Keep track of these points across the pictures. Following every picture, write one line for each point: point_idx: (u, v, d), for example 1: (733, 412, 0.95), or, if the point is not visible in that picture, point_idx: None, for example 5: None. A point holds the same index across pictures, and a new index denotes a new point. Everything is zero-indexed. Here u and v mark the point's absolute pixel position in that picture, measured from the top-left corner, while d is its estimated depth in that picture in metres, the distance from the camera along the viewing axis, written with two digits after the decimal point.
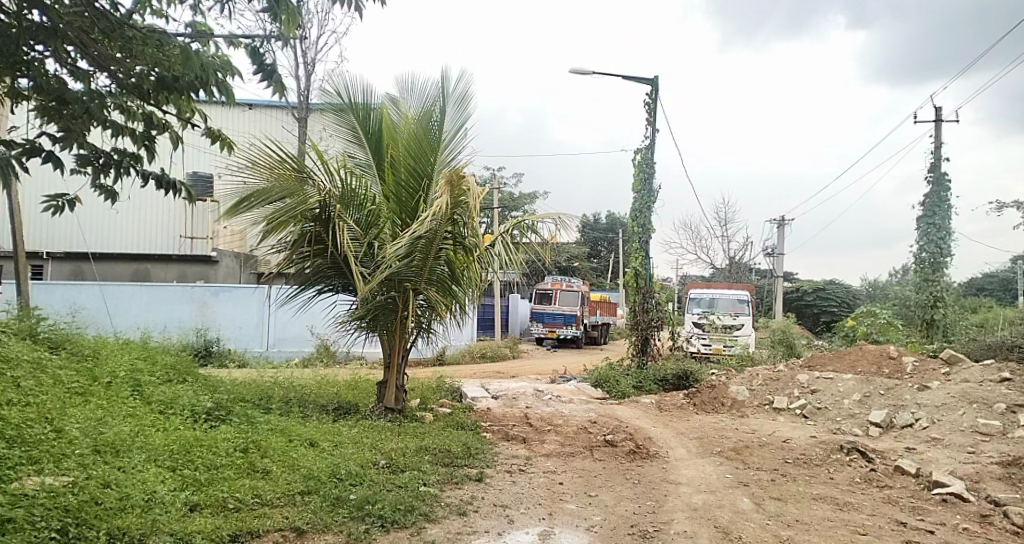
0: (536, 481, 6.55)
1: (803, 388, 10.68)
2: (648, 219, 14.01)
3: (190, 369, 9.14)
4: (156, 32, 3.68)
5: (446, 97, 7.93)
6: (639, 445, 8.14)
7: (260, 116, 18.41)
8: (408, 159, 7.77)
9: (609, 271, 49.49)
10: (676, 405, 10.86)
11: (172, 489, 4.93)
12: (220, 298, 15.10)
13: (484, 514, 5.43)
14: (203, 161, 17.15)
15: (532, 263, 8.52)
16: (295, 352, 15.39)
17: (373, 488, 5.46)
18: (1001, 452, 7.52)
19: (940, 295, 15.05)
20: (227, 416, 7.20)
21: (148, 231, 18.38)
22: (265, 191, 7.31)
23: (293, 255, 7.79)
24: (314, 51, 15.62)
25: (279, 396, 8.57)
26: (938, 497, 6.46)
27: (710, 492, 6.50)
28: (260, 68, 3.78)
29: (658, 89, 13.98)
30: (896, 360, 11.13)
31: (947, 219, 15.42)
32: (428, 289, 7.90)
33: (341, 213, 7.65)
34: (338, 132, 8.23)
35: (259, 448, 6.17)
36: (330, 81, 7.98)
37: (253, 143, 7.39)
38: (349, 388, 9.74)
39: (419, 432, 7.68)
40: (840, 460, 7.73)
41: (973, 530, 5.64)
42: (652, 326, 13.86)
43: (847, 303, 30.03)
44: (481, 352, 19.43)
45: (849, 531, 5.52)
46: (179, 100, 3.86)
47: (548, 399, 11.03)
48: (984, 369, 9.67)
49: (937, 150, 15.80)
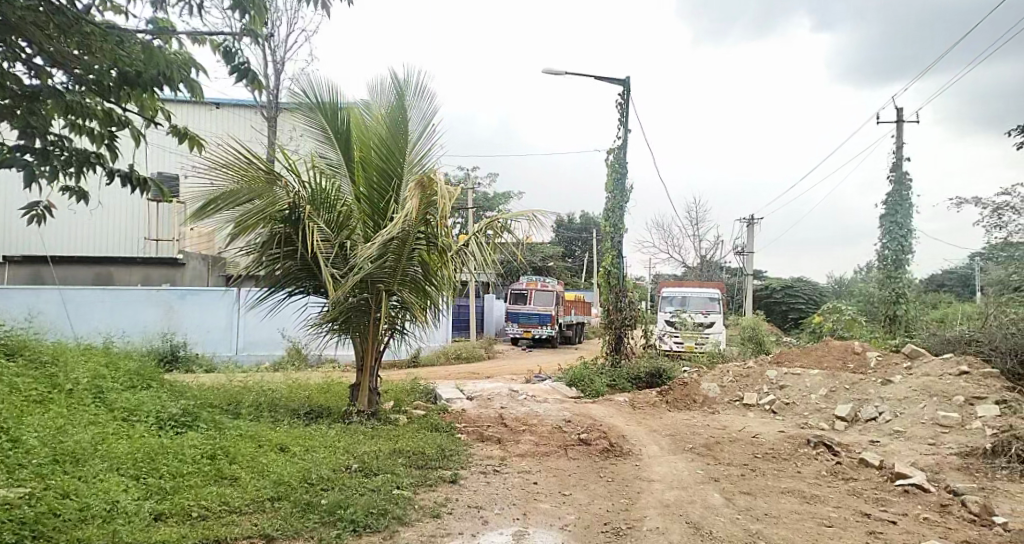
0: (510, 481, 6.58)
1: (772, 384, 10.86)
2: (621, 219, 14.12)
3: (155, 375, 8.99)
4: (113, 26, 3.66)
5: (416, 97, 7.94)
6: (612, 443, 8.21)
7: (228, 116, 18.18)
8: (379, 161, 7.81)
9: (583, 270, 49.89)
10: (648, 402, 10.96)
11: (136, 498, 4.87)
12: (187, 302, 14.90)
13: (458, 515, 5.44)
14: (169, 161, 16.90)
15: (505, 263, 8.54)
16: (265, 356, 15.31)
17: (346, 492, 5.46)
18: (960, 443, 7.74)
19: (902, 292, 15.44)
20: (194, 422, 7.09)
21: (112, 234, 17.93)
22: (233, 192, 7.27)
23: (263, 258, 7.72)
24: (283, 50, 15.46)
25: (249, 401, 8.49)
26: (901, 488, 6.63)
27: (682, 488, 6.60)
28: (234, 69, 3.81)
29: (629, 89, 14.10)
30: (861, 355, 11.38)
31: (908, 217, 15.79)
32: (402, 290, 7.92)
33: (312, 214, 7.61)
34: (309, 133, 8.13)
35: (227, 454, 6.09)
36: (297, 82, 7.90)
37: (220, 143, 7.32)
38: (321, 391, 9.68)
39: (392, 435, 7.67)
40: (808, 454, 7.88)
41: (933, 519, 5.79)
42: (626, 324, 13.99)
43: (814, 300, 30.60)
44: (456, 354, 19.40)
45: (816, 524, 5.64)
46: (140, 96, 3.80)
47: (522, 399, 11.06)
48: (944, 362, 9.90)
49: (898, 150, 16.16)
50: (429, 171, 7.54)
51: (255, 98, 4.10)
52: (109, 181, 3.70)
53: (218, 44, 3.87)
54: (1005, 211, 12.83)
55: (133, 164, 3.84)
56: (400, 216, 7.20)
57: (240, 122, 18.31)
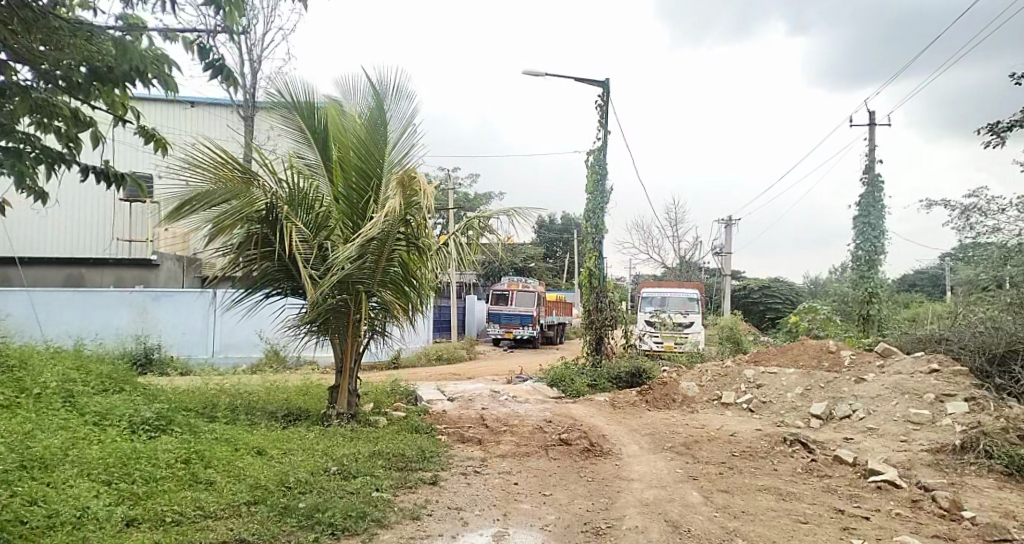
0: (490, 482, 6.58)
1: (749, 383, 10.98)
2: (601, 220, 14.18)
3: (128, 378, 8.87)
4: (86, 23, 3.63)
5: (394, 98, 7.94)
6: (592, 443, 8.25)
7: (204, 115, 17.99)
8: (357, 161, 7.76)
9: (564, 271, 50.13)
10: (628, 402, 11.03)
11: (108, 504, 4.82)
12: (161, 304, 14.72)
13: (438, 517, 5.45)
14: (142, 161, 16.69)
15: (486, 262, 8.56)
16: (244, 358, 15.14)
17: (324, 495, 5.44)
18: (931, 440, 7.89)
19: (875, 291, 15.72)
20: (168, 426, 7.02)
21: (82, 233, 17.62)
22: (209, 193, 7.21)
23: (240, 258, 7.64)
24: (260, 48, 15.33)
25: (225, 404, 8.40)
26: (873, 484, 6.73)
27: (661, 487, 6.65)
28: (210, 65, 3.80)
29: (609, 90, 14.18)
30: (836, 354, 11.54)
31: (881, 218, 16.04)
32: (382, 291, 7.90)
33: (290, 214, 7.55)
34: (285, 132, 8.10)
35: (201, 458, 6.03)
36: (273, 83, 7.85)
37: (194, 143, 7.26)
38: (299, 393, 9.62)
39: (372, 437, 7.65)
40: (784, 451, 7.98)
41: (905, 515, 5.90)
42: (606, 325, 14.06)
43: (790, 300, 30.98)
44: (437, 355, 19.36)
45: (791, 520, 5.72)
46: (109, 92, 3.76)
47: (503, 399, 11.08)
48: (915, 360, 10.06)
49: (871, 153, 16.39)
50: (408, 171, 7.57)
51: (231, 96, 4.08)
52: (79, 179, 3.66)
53: (193, 42, 3.86)
54: (974, 213, 13.07)
55: (105, 161, 3.79)
56: (381, 214, 7.17)
57: (216, 121, 18.12)
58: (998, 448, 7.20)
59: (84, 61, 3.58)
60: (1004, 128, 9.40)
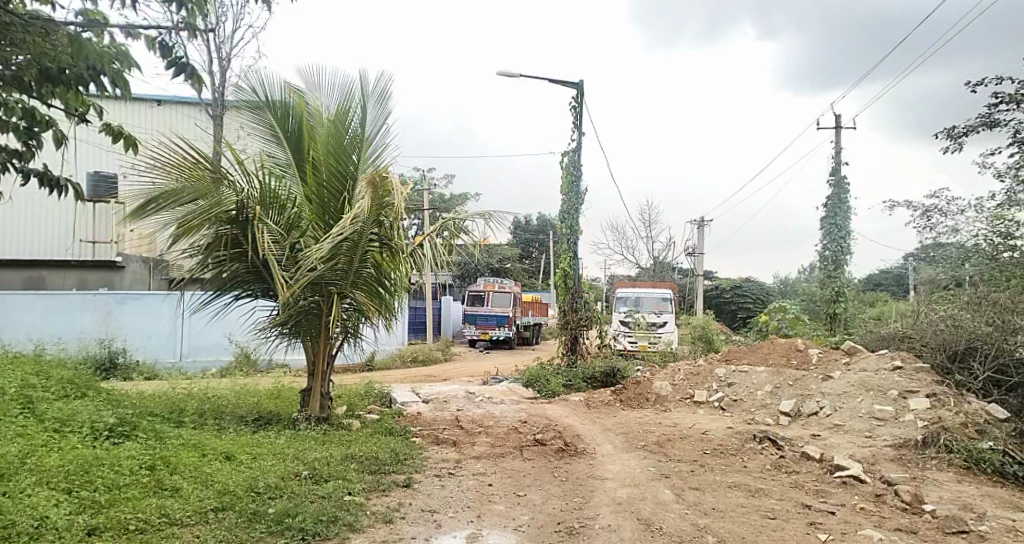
0: (465, 483, 6.59)
1: (721, 382, 11.12)
2: (576, 221, 14.25)
3: (91, 383, 8.71)
4: (40, 19, 3.52)
5: (371, 98, 7.98)
6: (567, 443, 8.29)
7: (172, 113, 17.75)
8: (330, 159, 7.68)
9: (541, 271, 50.26)
10: (603, 401, 11.11)
11: (68, 513, 4.73)
12: (125, 307, 14.45)
13: (411, 520, 5.44)
14: (105, 160, 16.38)
15: (463, 263, 8.53)
16: (213, 361, 15.03)
17: (294, 500, 5.39)
18: (894, 435, 8.07)
19: (841, 290, 16.05)
20: (132, 432, 6.90)
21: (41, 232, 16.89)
22: (174, 192, 7.11)
23: (209, 259, 7.56)
24: (229, 46, 15.15)
25: (193, 408, 8.29)
26: (839, 479, 6.86)
27: (633, 486, 6.69)
28: (171, 63, 3.76)
29: (583, 92, 14.27)
30: (804, 352, 11.75)
31: (847, 219, 16.35)
32: (354, 292, 7.82)
33: (261, 215, 7.48)
34: (255, 131, 8.01)
35: (167, 464, 5.95)
36: (245, 77, 7.74)
37: (161, 141, 7.15)
38: (271, 397, 9.53)
39: (345, 440, 7.60)
40: (754, 448, 8.10)
41: (869, 509, 6.02)
42: (581, 325, 14.12)
43: (761, 300, 31.43)
44: (412, 357, 19.28)
45: (760, 516, 5.81)
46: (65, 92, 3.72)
47: (479, 400, 11.09)
48: (879, 357, 10.27)
49: (837, 155, 16.70)
50: (381, 171, 7.54)
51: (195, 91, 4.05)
52: (21, 182, 3.67)
53: (153, 41, 3.82)
54: (935, 213, 13.38)
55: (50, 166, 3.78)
56: (354, 213, 7.12)
57: (184, 119, 17.87)
58: (957, 442, 7.45)
59: (36, 59, 3.50)
60: (961, 134, 9.64)
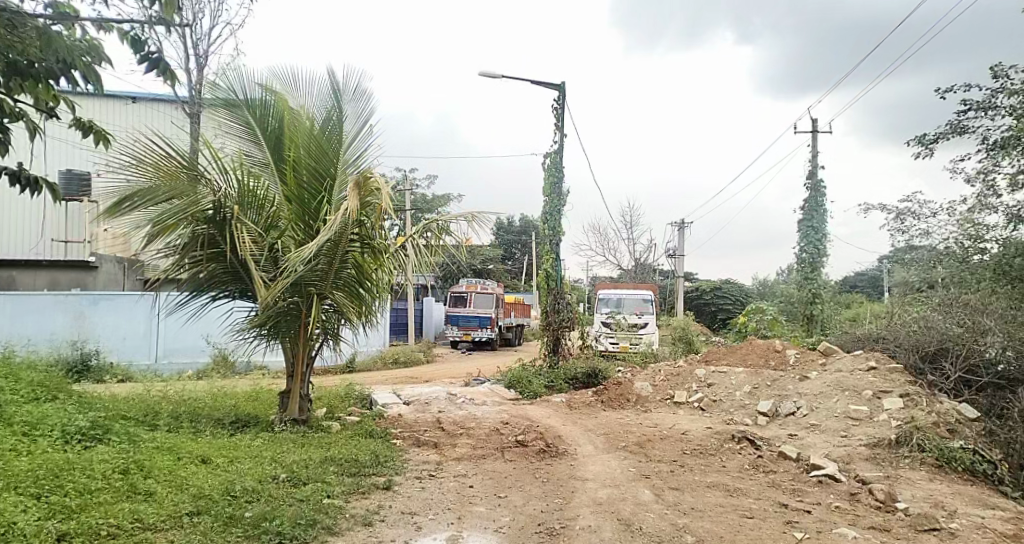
0: (446, 485, 6.57)
1: (700, 382, 11.19)
2: (558, 222, 14.28)
3: (61, 386, 8.55)
4: (6, 10, 3.45)
5: (351, 98, 7.93)
6: (548, 444, 8.29)
7: (147, 111, 17.55)
8: (309, 161, 7.65)
9: (523, 272, 50.36)
10: (585, 402, 11.14)
11: (37, 518, 4.65)
12: (99, 309, 14.24)
13: (391, 522, 5.42)
14: (77, 158, 16.19)
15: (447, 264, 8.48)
16: (189, 363, 14.86)
17: (271, 504, 5.35)
18: (869, 435, 8.17)
19: (818, 292, 16.27)
20: (105, 435, 6.80)
21: (9, 231, 16.84)
22: (150, 190, 7.02)
23: (185, 259, 7.47)
24: (206, 43, 14.99)
25: (168, 411, 8.18)
26: (815, 479, 6.94)
27: (614, 486, 6.72)
28: (142, 57, 3.75)
29: (564, 95, 14.32)
30: (781, 353, 11.86)
31: (824, 222, 16.53)
32: (335, 293, 7.79)
33: (239, 215, 7.42)
34: (230, 129, 7.87)
35: (141, 468, 5.86)
36: (221, 75, 7.66)
37: (136, 138, 7.06)
38: (248, 400, 9.43)
39: (324, 442, 7.55)
40: (732, 448, 8.16)
41: (844, 508, 6.09)
42: (563, 326, 14.14)
43: (740, 301, 31.71)
44: (393, 358, 19.17)
45: (738, 515, 5.86)
46: (33, 85, 3.63)
47: (460, 402, 11.06)
48: (854, 358, 10.39)
49: (814, 158, 16.90)
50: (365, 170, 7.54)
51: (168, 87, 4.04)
52: None
53: (125, 34, 3.82)
54: (908, 216, 13.58)
55: (22, 162, 3.68)
56: (337, 214, 7.08)
57: (160, 117, 17.68)
58: (929, 442, 7.56)
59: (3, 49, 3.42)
60: (932, 141, 9.79)
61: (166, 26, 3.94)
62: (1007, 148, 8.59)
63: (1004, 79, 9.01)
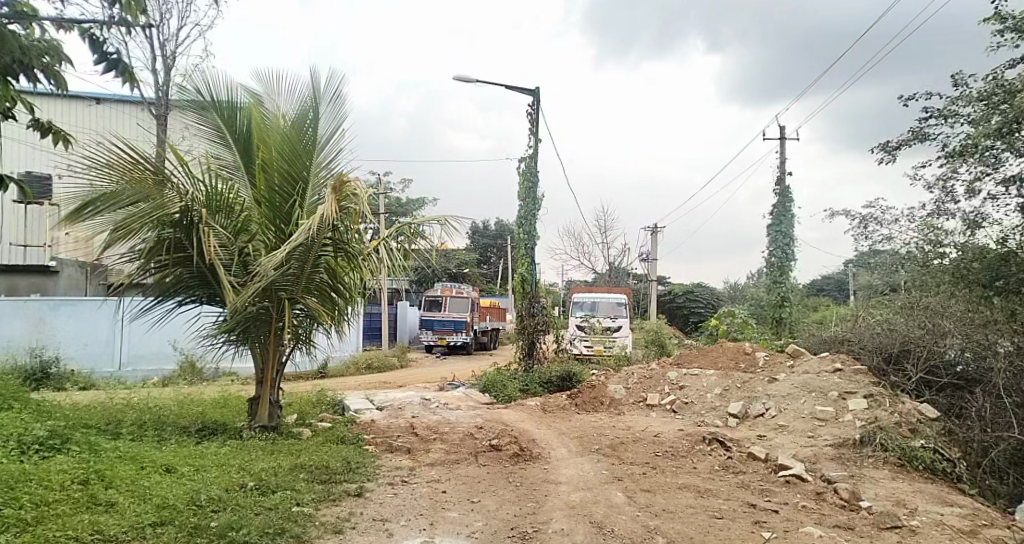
0: (418, 491, 6.53)
1: (672, 385, 11.28)
2: (534, 226, 14.29)
3: (20, 395, 8.33)
4: None
5: (326, 100, 7.85)
6: (522, 448, 8.29)
7: (111, 112, 17.24)
8: (282, 164, 7.54)
9: (498, 276, 50.40)
10: (559, 406, 11.15)
11: None
12: (60, 315, 13.90)
13: (362, 530, 5.37)
14: (37, 158, 15.86)
15: (422, 268, 8.39)
16: (154, 370, 14.61)
17: (238, 513, 5.27)
18: (835, 435, 8.30)
19: (786, 295, 16.54)
20: (64, 445, 6.64)
21: None
22: (115, 194, 6.89)
23: (150, 264, 7.35)
24: (174, 44, 14.76)
25: (132, 420, 8.02)
26: (783, 479, 7.03)
27: (587, 489, 6.75)
28: (104, 57, 3.78)
29: (538, 99, 14.36)
30: (752, 356, 12.02)
31: (792, 227, 16.80)
32: (307, 298, 7.71)
33: (207, 218, 7.31)
34: (200, 131, 7.79)
35: (102, 478, 5.74)
36: (189, 77, 7.56)
37: (99, 140, 6.93)
38: (216, 407, 9.29)
39: (294, 449, 7.47)
40: (703, 450, 8.23)
41: (810, 507, 6.18)
42: (538, 330, 14.15)
43: (712, 304, 32.10)
44: (366, 364, 19.03)
45: (708, 516, 5.92)
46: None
47: (435, 407, 11.02)
48: (821, 359, 10.57)
49: (782, 164, 17.16)
50: (341, 174, 7.49)
51: (134, 88, 3.99)
52: None
53: (84, 33, 3.80)
54: (870, 222, 13.87)
55: None
56: (312, 219, 7.02)
57: (124, 118, 17.38)
58: (891, 441, 7.71)
59: None
60: (895, 147, 9.99)
61: (126, 27, 3.95)
62: (965, 154, 8.78)
63: (963, 88, 9.24)
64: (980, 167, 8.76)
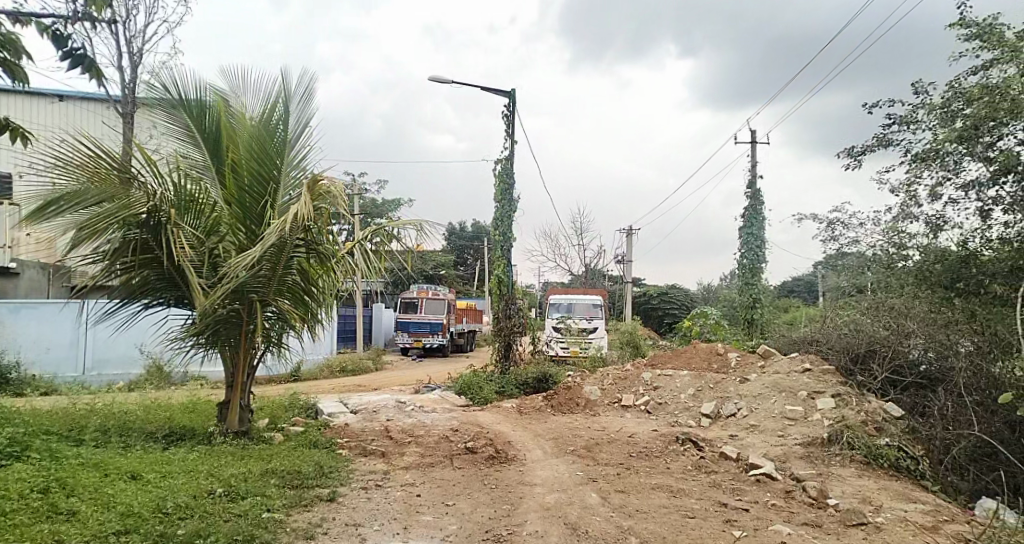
0: (392, 495, 6.49)
1: (647, 386, 11.35)
2: (509, 227, 14.28)
3: None
4: None
5: (296, 101, 7.77)
6: (497, 450, 8.27)
7: (75, 109, 16.89)
8: (252, 164, 7.45)
9: (474, 277, 50.36)
10: (535, 407, 11.15)
11: None
12: (19, 317, 13.58)
13: (334, 535, 5.31)
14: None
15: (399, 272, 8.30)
16: (119, 375, 14.37)
17: (206, 520, 5.19)
18: (804, 434, 8.42)
19: (758, 297, 16.75)
20: (24, 453, 6.48)
21: None
22: (77, 194, 6.74)
23: (115, 266, 7.20)
24: (141, 41, 14.51)
25: (96, 425, 7.86)
26: (753, 478, 7.10)
27: (561, 490, 6.76)
28: (67, 55, 3.79)
29: (514, 100, 14.37)
30: (724, 356, 12.14)
31: (763, 230, 17.01)
32: (278, 301, 7.62)
33: (176, 219, 7.19)
34: (169, 130, 7.65)
35: (64, 486, 5.62)
36: (156, 75, 7.43)
37: (63, 139, 6.78)
38: (185, 412, 9.14)
39: (265, 454, 7.37)
40: (676, 450, 8.29)
41: (779, 505, 6.26)
42: (514, 332, 14.13)
43: (685, 305, 32.41)
44: (341, 367, 18.85)
45: (680, 516, 5.96)
46: None
47: (410, 410, 10.95)
48: (791, 360, 10.74)
49: (753, 168, 17.38)
50: (315, 177, 7.36)
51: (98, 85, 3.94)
52: None
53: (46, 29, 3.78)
54: (838, 225, 14.10)
55: None
56: (281, 220, 6.92)
57: (88, 116, 17.06)
58: (858, 440, 7.83)
59: None
60: (860, 152, 10.19)
61: (89, 22, 3.88)
62: (928, 159, 8.95)
63: (925, 93, 9.44)
64: (942, 172, 8.91)
